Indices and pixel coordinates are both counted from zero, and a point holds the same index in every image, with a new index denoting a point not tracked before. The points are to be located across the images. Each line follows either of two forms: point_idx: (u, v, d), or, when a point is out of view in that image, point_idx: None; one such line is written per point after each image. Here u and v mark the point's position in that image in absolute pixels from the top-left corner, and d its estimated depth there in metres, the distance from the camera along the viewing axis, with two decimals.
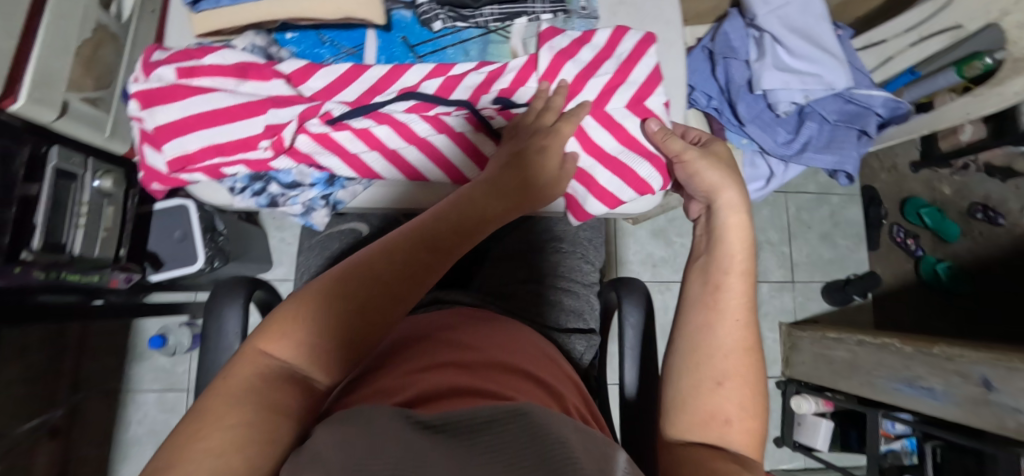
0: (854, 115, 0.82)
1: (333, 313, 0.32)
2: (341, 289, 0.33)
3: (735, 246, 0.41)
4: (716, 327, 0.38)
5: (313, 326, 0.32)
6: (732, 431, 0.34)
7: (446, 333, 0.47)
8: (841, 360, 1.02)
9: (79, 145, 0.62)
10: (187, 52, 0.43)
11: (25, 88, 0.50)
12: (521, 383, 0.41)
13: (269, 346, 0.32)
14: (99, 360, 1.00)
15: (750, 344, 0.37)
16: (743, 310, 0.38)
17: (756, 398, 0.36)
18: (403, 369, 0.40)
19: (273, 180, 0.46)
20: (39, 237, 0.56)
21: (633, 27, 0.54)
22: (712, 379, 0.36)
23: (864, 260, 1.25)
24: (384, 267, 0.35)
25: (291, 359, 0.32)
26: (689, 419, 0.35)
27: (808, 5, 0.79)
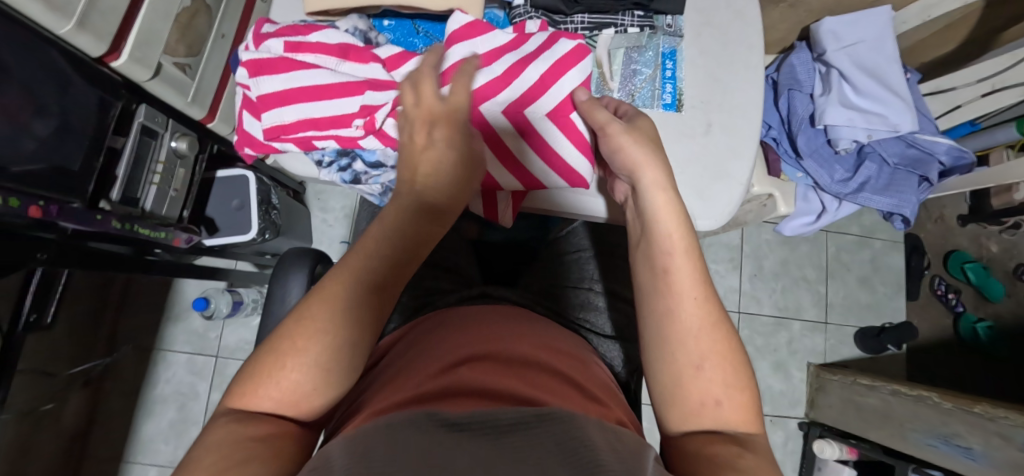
0: (915, 159, 0.81)
1: (305, 373, 0.33)
2: (297, 347, 0.33)
3: (670, 224, 0.40)
4: (676, 311, 0.37)
5: (286, 382, 0.33)
6: (723, 412, 0.36)
7: (477, 321, 0.50)
8: (872, 409, 0.99)
9: (163, 106, 0.64)
10: (295, 28, 0.46)
11: (129, 46, 0.53)
12: (557, 384, 0.41)
13: (245, 403, 0.33)
14: (137, 316, 1.03)
15: (713, 316, 0.37)
16: (701, 287, 0.38)
17: (736, 364, 0.37)
18: (431, 368, 0.41)
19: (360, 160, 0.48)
20: (118, 188, 0.58)
21: (717, 49, 0.55)
22: (690, 363, 0.36)
23: (901, 309, 1.22)
24: (328, 307, 0.35)
25: (270, 410, 0.33)
26: (680, 413, 0.36)
27: (881, 44, 0.78)
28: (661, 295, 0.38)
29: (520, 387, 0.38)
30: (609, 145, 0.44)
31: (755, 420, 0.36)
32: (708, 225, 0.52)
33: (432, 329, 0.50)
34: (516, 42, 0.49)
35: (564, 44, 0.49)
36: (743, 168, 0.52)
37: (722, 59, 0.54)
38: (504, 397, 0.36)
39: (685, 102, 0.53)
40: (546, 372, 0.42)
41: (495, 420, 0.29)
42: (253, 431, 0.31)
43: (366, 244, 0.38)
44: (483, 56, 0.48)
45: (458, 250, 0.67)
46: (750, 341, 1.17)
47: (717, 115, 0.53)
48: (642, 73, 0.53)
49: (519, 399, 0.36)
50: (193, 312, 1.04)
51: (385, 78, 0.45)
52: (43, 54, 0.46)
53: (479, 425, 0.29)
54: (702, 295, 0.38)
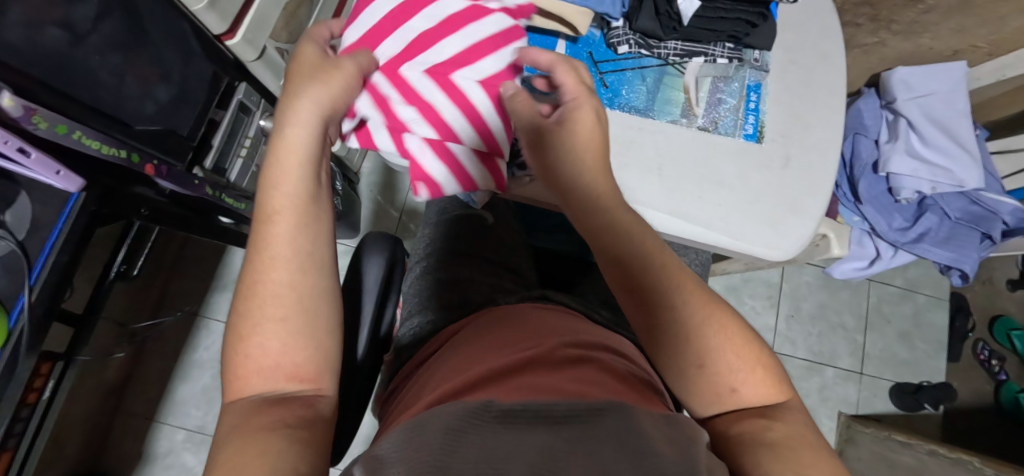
0: (978, 217, 0.80)
1: (282, 341, 0.29)
2: (263, 321, 0.29)
3: (626, 220, 0.38)
4: (674, 308, 0.34)
5: (257, 357, 0.29)
6: (746, 394, 0.33)
7: (525, 321, 0.51)
8: (905, 467, 0.97)
9: (258, 86, 0.68)
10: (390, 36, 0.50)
11: (244, 28, 0.56)
12: (603, 377, 0.39)
13: (236, 392, 0.29)
14: (186, 283, 1.07)
15: (707, 304, 0.35)
16: (680, 270, 0.36)
17: (751, 340, 0.34)
18: (488, 360, 0.42)
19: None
20: (211, 157, 0.62)
21: (800, 87, 0.56)
22: (694, 362, 0.34)
23: (941, 370, 1.19)
24: (286, 261, 0.31)
25: (258, 394, 0.29)
26: (704, 402, 0.34)
27: (953, 98, 0.79)
28: (633, 289, 0.36)
29: (565, 383, 0.36)
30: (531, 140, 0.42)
31: (781, 379, 0.34)
32: (778, 256, 0.52)
33: (459, 342, 0.50)
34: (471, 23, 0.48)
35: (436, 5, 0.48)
36: (817, 205, 0.53)
37: (805, 97, 0.56)
38: (556, 391, 0.34)
39: (766, 133, 0.54)
40: (583, 366, 0.40)
41: (547, 408, 0.30)
42: (268, 418, 0.27)
43: (288, 198, 0.32)
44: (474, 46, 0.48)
45: (518, 254, 0.69)
46: None
47: (797, 149, 0.54)
48: (726, 102, 0.55)
49: (562, 390, 0.34)
50: None
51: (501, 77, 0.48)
52: (175, 26, 0.50)
53: (530, 416, 0.29)
54: (680, 281, 0.35)
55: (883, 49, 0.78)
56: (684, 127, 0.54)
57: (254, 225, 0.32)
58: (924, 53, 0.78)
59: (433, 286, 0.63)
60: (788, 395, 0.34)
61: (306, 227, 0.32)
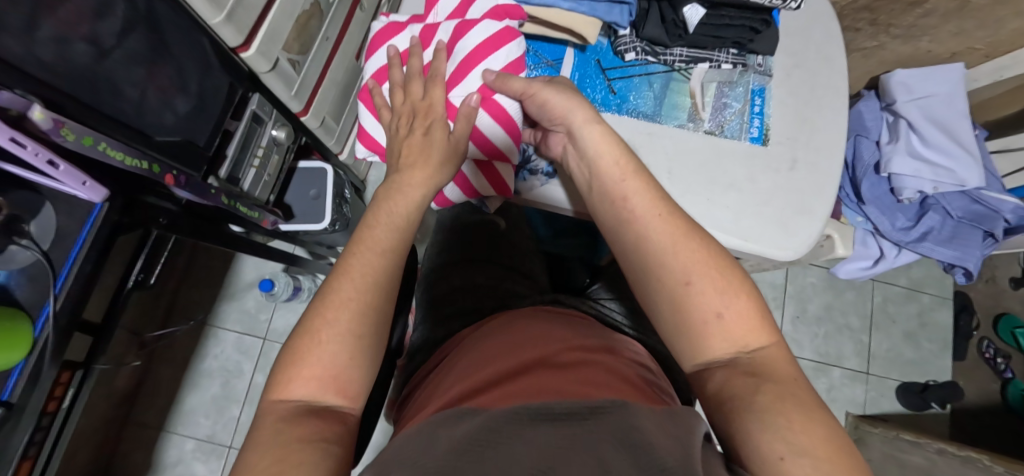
0: (980, 215, 0.81)
1: (341, 344, 0.35)
2: (324, 334, 0.35)
3: (612, 156, 0.42)
4: (649, 237, 0.39)
5: (316, 360, 0.34)
6: (727, 322, 0.36)
7: (538, 320, 0.53)
8: (915, 467, 0.97)
9: (271, 97, 0.69)
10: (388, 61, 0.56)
11: (258, 41, 0.57)
12: (612, 378, 0.39)
13: (283, 391, 0.34)
14: (196, 292, 1.07)
15: (683, 231, 0.39)
16: (664, 206, 0.40)
17: (731, 270, 0.37)
18: (499, 360, 0.43)
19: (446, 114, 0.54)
20: (226, 167, 0.63)
21: (804, 90, 0.57)
22: (680, 283, 0.38)
23: (947, 369, 1.20)
24: (357, 288, 0.37)
25: (303, 397, 0.34)
26: (690, 338, 0.37)
27: (952, 99, 0.80)
28: (624, 227, 0.41)
29: (571, 385, 0.36)
30: (535, 103, 0.47)
31: (764, 317, 0.36)
32: (787, 256, 0.53)
33: (476, 340, 0.51)
34: (464, 36, 0.51)
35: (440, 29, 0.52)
36: (825, 205, 0.54)
37: (809, 99, 0.57)
38: (560, 391, 0.35)
39: (771, 136, 0.56)
40: (591, 367, 0.41)
41: (550, 407, 0.31)
42: (304, 431, 0.32)
43: (381, 228, 0.40)
44: (471, 57, 0.51)
45: (529, 258, 0.70)
46: None
47: (802, 151, 0.55)
48: (732, 106, 0.56)
49: (566, 392, 0.35)
50: (249, 293, 1.09)
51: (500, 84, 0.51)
52: (195, 40, 0.52)
53: (538, 411, 0.31)
54: (663, 220, 0.39)
55: (883, 52, 0.80)
56: (691, 131, 0.55)
57: (343, 254, 0.39)
58: (923, 56, 0.79)
59: (446, 292, 0.63)
60: (767, 338, 0.36)
61: (388, 267, 0.39)
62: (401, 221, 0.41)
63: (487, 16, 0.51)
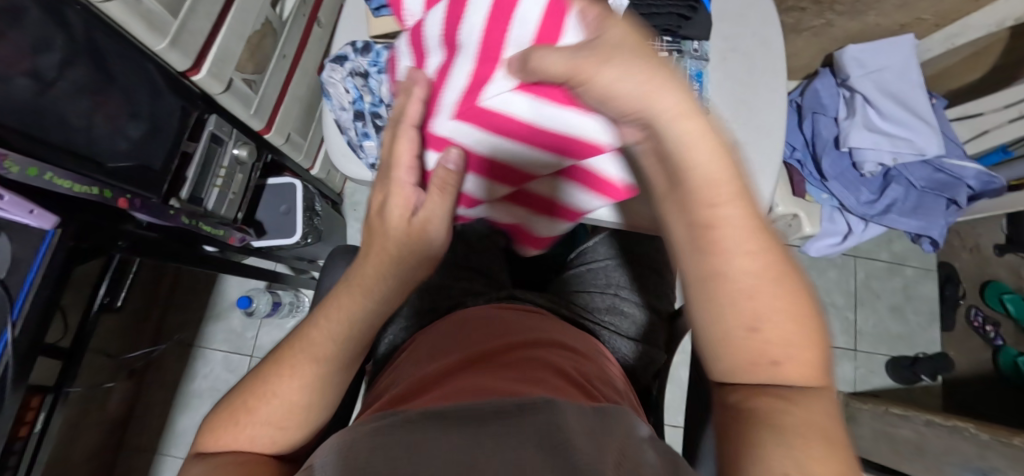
0: (943, 183, 0.81)
1: (280, 407, 0.36)
2: (266, 391, 0.36)
3: (713, 158, 0.28)
4: (725, 270, 0.29)
5: (255, 416, 0.36)
6: (784, 370, 0.29)
7: (507, 324, 0.51)
8: (905, 440, 0.96)
9: (230, 117, 0.71)
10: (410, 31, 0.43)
11: (208, 64, 0.59)
12: (557, 382, 0.40)
13: (220, 437, 0.35)
14: (182, 314, 1.09)
15: (768, 263, 0.29)
16: (754, 235, 0.29)
17: (801, 309, 0.29)
18: (449, 363, 0.43)
19: (374, 104, 0.52)
20: (186, 188, 0.65)
21: (742, 72, 0.58)
22: (741, 326, 0.29)
23: (935, 341, 1.19)
24: (309, 355, 0.37)
25: (246, 449, 0.35)
26: (728, 367, 0.30)
27: (905, 71, 0.81)
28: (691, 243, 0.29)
29: (510, 384, 0.37)
30: (594, 95, 0.28)
31: (820, 362, 0.29)
32: None
33: (443, 341, 0.50)
34: None
35: None
36: (766, 184, 0.55)
37: (747, 81, 0.58)
38: (498, 390, 0.36)
39: None
40: (540, 366, 0.42)
41: (477, 404, 0.31)
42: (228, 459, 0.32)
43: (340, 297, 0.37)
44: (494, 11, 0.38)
45: (492, 256, 0.72)
46: None
47: (741, 132, 0.56)
48: None
49: (503, 390, 0.36)
50: (233, 312, 1.10)
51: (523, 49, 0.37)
52: (141, 66, 0.53)
53: (457, 413, 0.30)
54: (743, 246, 0.29)
55: (833, 30, 0.80)
56: None
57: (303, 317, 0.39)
58: (873, 30, 0.80)
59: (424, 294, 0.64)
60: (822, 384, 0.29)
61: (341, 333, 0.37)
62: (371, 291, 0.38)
63: None
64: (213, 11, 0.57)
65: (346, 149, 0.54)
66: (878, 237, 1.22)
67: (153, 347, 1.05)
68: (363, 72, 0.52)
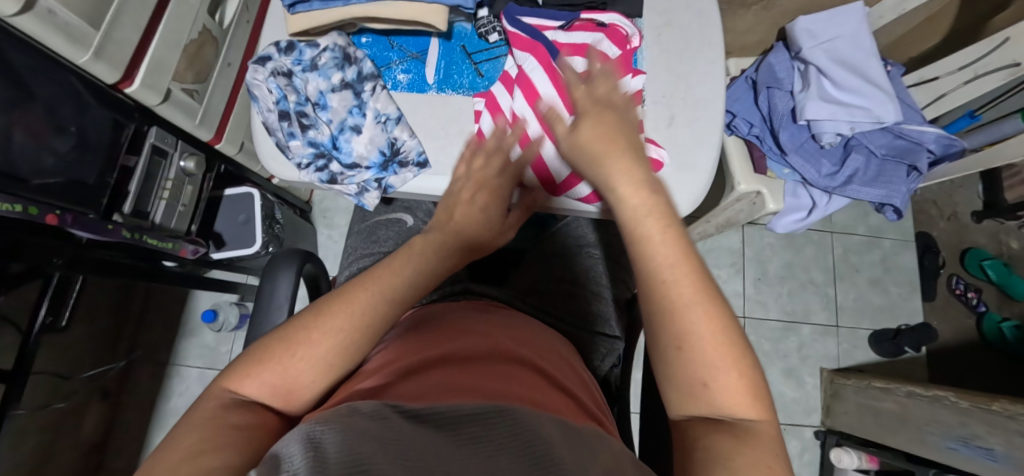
0: (903, 150, 0.81)
1: (309, 365, 0.34)
2: (304, 338, 0.35)
3: (665, 244, 0.34)
4: (665, 295, 0.33)
5: (285, 370, 0.34)
6: (715, 394, 0.32)
7: (472, 323, 0.50)
8: (888, 413, 0.95)
9: (174, 128, 0.70)
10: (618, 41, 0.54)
11: (141, 73, 0.58)
12: (528, 376, 0.41)
13: (235, 385, 0.34)
14: (154, 332, 1.08)
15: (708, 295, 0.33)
16: (685, 261, 0.34)
17: (733, 339, 0.32)
18: (414, 359, 0.41)
19: (299, 103, 0.52)
20: (129, 203, 0.64)
21: (677, 47, 0.57)
22: (672, 342, 0.33)
23: (918, 311, 1.18)
24: (367, 306, 0.37)
25: (255, 397, 0.34)
26: (677, 389, 0.34)
27: (858, 39, 0.80)
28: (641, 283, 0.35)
29: (487, 384, 0.38)
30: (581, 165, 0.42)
31: (758, 395, 0.32)
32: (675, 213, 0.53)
33: (406, 334, 0.48)
34: None
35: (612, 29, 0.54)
36: (707, 158, 0.54)
37: (683, 55, 0.57)
38: (481, 391, 0.36)
39: (647, 96, 0.55)
40: (513, 365, 0.43)
41: (455, 411, 0.30)
42: None
43: (398, 264, 0.41)
44: None
45: None
46: (757, 346, 1.15)
47: (680, 107, 0.55)
48: None
49: (488, 394, 0.35)
50: (205, 326, 1.09)
51: (586, 43, 0.53)
52: (62, 79, 0.53)
53: (436, 415, 0.29)
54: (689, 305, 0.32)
55: (781, 2, 0.80)
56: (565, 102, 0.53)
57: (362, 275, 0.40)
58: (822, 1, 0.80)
59: None
60: (756, 414, 0.32)
61: (395, 299, 0.39)
62: (419, 271, 0.41)
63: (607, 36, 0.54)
64: (141, 20, 0.57)
65: (276, 151, 0.52)
66: (853, 211, 1.22)
67: (109, 365, 1.02)
68: (286, 72, 0.52)
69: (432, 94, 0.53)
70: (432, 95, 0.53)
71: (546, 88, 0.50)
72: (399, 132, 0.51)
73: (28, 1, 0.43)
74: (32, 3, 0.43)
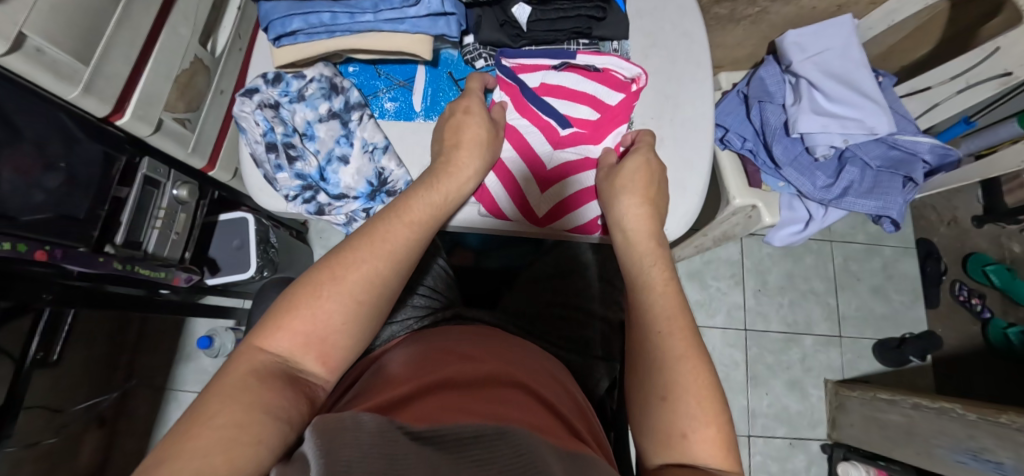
0: (899, 160, 0.80)
1: (339, 304, 0.37)
2: (336, 282, 0.37)
3: (658, 287, 0.41)
4: (652, 346, 0.38)
5: (316, 315, 0.36)
6: (692, 446, 0.35)
7: (472, 348, 0.49)
8: (894, 425, 0.93)
9: (166, 157, 0.70)
10: (613, 85, 0.53)
11: (132, 106, 0.59)
12: (529, 400, 0.41)
13: (265, 341, 0.35)
14: (151, 357, 1.07)
15: (693, 350, 0.37)
16: (677, 317, 0.39)
17: (710, 400, 0.36)
18: (416, 381, 0.41)
19: (286, 134, 0.51)
20: (121, 233, 0.64)
21: (664, 69, 0.57)
22: (656, 395, 0.37)
23: (921, 319, 1.16)
24: (396, 244, 0.40)
25: (286, 351, 0.35)
26: (655, 442, 0.36)
27: (847, 51, 0.80)
28: (636, 329, 0.40)
29: (483, 405, 0.37)
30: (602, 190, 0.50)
31: (731, 452, 0.35)
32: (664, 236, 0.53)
33: (413, 354, 0.48)
34: None
35: (610, 69, 0.53)
36: (696, 180, 0.54)
37: (672, 76, 0.57)
38: (476, 411, 0.36)
39: (636, 119, 0.55)
40: (512, 386, 0.43)
41: (454, 433, 0.31)
42: None
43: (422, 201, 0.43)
44: None
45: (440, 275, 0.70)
46: (759, 358, 1.14)
47: (668, 130, 0.55)
48: None
49: (487, 413, 0.36)
50: (201, 351, 1.09)
51: (577, 85, 0.53)
52: (51, 115, 0.53)
53: (442, 437, 0.30)
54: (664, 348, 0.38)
55: (769, 16, 0.80)
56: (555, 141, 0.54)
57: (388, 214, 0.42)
58: (810, 14, 0.81)
59: None
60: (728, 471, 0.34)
61: (419, 234, 0.42)
62: (440, 206, 0.44)
63: (601, 79, 0.53)
64: (130, 54, 0.57)
65: (263, 183, 0.52)
66: (852, 219, 1.21)
67: (104, 396, 1.02)
68: (273, 104, 0.52)
69: (420, 122, 0.53)
70: (419, 123, 0.53)
71: (528, 126, 0.54)
72: (386, 161, 0.51)
73: (16, 41, 0.43)
74: (20, 42, 0.44)
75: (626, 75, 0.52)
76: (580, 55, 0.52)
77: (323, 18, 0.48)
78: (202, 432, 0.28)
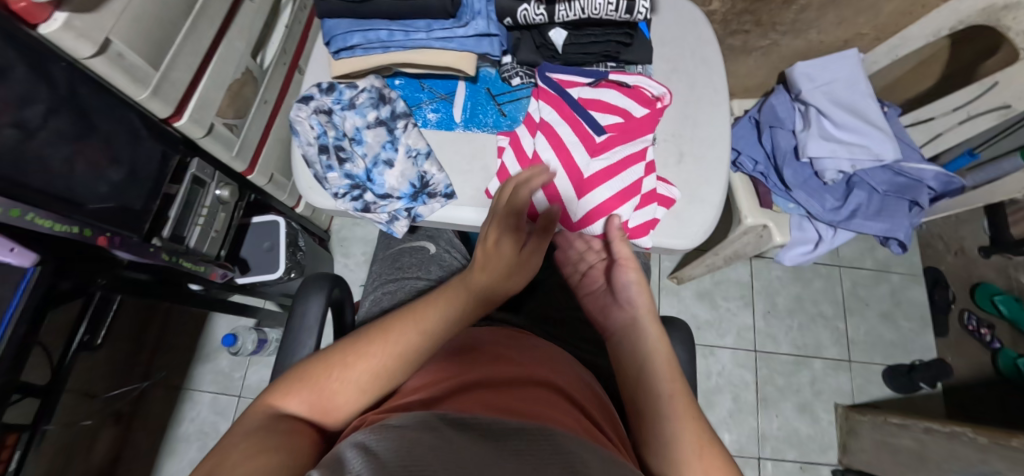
0: (904, 186, 0.84)
1: (346, 376, 0.40)
2: (351, 359, 0.40)
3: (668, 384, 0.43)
4: (673, 439, 0.40)
5: (330, 382, 0.39)
6: None
7: (509, 353, 0.51)
8: (906, 450, 0.93)
9: (212, 159, 0.75)
10: (643, 100, 0.58)
11: (189, 110, 0.63)
12: (554, 398, 0.44)
13: (281, 398, 0.39)
14: (171, 356, 1.10)
15: (704, 438, 0.40)
16: (688, 409, 0.41)
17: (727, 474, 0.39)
18: (446, 383, 0.43)
19: (337, 137, 0.56)
20: (168, 227, 0.68)
21: (684, 91, 0.62)
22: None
23: (930, 346, 1.18)
24: (415, 332, 0.42)
25: (295, 410, 0.39)
26: None
27: (854, 83, 0.85)
28: (649, 422, 0.42)
29: (523, 405, 0.39)
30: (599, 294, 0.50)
31: None
32: (685, 244, 0.56)
33: (449, 353, 0.51)
34: None
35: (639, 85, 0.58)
36: (714, 192, 0.57)
37: (692, 98, 0.62)
38: (512, 410, 0.38)
39: (657, 134, 0.60)
40: (545, 388, 0.45)
41: (499, 426, 0.33)
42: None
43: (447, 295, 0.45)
44: None
45: None
46: (768, 379, 1.15)
47: (689, 145, 0.59)
48: None
49: (521, 412, 0.38)
50: (221, 351, 1.11)
51: (610, 99, 0.58)
52: (122, 113, 0.58)
53: (484, 428, 0.33)
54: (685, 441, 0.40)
55: (780, 47, 0.86)
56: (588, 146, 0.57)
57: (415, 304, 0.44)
58: (817, 47, 0.87)
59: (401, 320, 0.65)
60: None
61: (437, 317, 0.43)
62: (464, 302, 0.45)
63: (633, 95, 0.58)
64: (193, 62, 0.62)
65: (313, 182, 0.56)
66: (860, 245, 1.24)
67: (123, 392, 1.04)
68: (326, 110, 0.57)
69: (459, 132, 0.58)
70: (459, 132, 0.58)
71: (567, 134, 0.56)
72: (428, 166, 0.55)
73: (103, 45, 0.48)
74: (107, 46, 0.49)
75: (654, 92, 0.58)
76: (611, 74, 0.58)
77: (380, 35, 0.53)
78: (229, 452, 0.32)
